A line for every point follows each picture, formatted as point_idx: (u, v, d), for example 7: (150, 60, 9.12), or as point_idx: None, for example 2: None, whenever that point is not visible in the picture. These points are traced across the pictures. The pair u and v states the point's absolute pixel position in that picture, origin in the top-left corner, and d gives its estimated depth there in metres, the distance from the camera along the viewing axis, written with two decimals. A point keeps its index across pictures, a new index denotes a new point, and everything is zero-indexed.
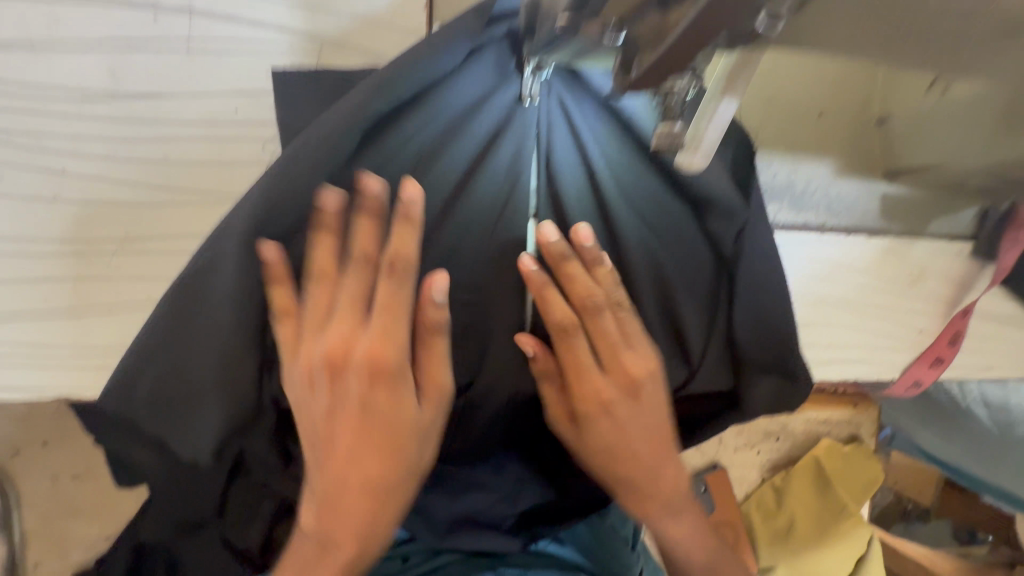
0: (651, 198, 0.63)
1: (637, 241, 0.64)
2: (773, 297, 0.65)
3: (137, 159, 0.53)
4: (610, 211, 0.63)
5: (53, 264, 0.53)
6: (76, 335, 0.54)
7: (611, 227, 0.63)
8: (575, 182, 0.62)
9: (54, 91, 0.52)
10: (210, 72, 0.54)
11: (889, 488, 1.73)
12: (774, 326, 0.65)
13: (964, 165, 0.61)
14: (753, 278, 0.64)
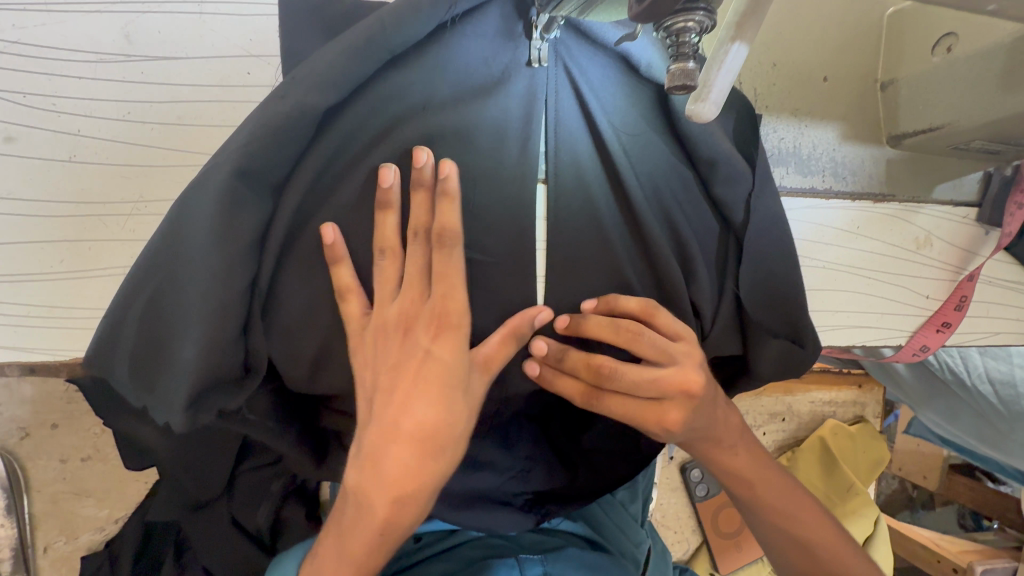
0: (660, 163, 0.63)
1: (648, 206, 0.63)
2: (780, 262, 0.65)
3: (151, 122, 0.54)
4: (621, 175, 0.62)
5: (69, 227, 0.54)
6: (95, 297, 0.55)
7: (622, 192, 0.63)
8: (584, 146, 0.62)
9: (67, 53, 0.52)
10: (222, 35, 0.55)
11: (895, 474, 1.72)
12: (781, 291, 0.66)
13: (963, 125, 0.62)
14: (760, 248, 0.64)
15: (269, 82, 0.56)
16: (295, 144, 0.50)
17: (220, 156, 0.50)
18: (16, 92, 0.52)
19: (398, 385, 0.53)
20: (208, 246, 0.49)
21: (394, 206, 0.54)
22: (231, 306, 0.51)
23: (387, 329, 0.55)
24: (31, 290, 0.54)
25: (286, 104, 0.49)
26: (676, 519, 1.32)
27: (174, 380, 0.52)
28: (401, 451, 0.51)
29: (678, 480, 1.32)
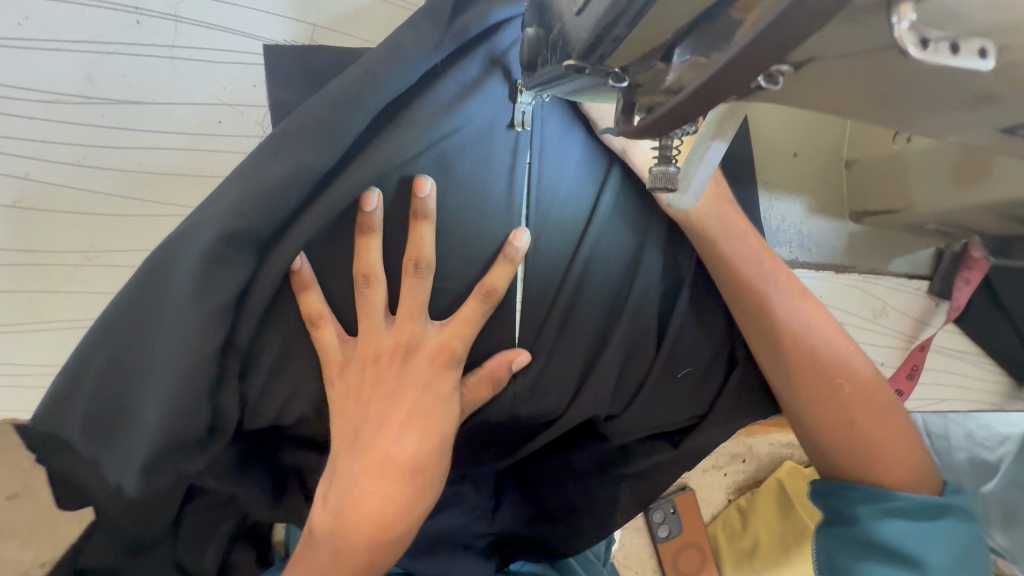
0: (637, 233, 0.64)
1: (618, 274, 0.63)
2: (764, 309, 0.63)
3: (111, 169, 0.51)
4: (598, 245, 0.62)
5: (9, 276, 0.50)
6: (36, 351, 0.51)
7: (598, 261, 0.62)
8: (564, 212, 0.60)
9: (21, 92, 0.49)
10: (192, 80, 0.52)
11: None
12: (764, 337, 0.64)
13: (930, 209, 0.62)
14: (741, 290, 0.63)
15: (242, 133, 0.54)
16: (275, 182, 0.47)
17: (211, 210, 0.47)
18: None
19: (388, 420, 0.56)
20: (186, 301, 0.47)
21: (378, 234, 0.52)
22: (207, 363, 0.48)
23: (378, 357, 0.56)
24: None
25: (277, 156, 0.48)
26: (637, 558, 1.33)
27: (136, 438, 0.49)
28: (383, 471, 0.54)
29: (641, 520, 1.34)
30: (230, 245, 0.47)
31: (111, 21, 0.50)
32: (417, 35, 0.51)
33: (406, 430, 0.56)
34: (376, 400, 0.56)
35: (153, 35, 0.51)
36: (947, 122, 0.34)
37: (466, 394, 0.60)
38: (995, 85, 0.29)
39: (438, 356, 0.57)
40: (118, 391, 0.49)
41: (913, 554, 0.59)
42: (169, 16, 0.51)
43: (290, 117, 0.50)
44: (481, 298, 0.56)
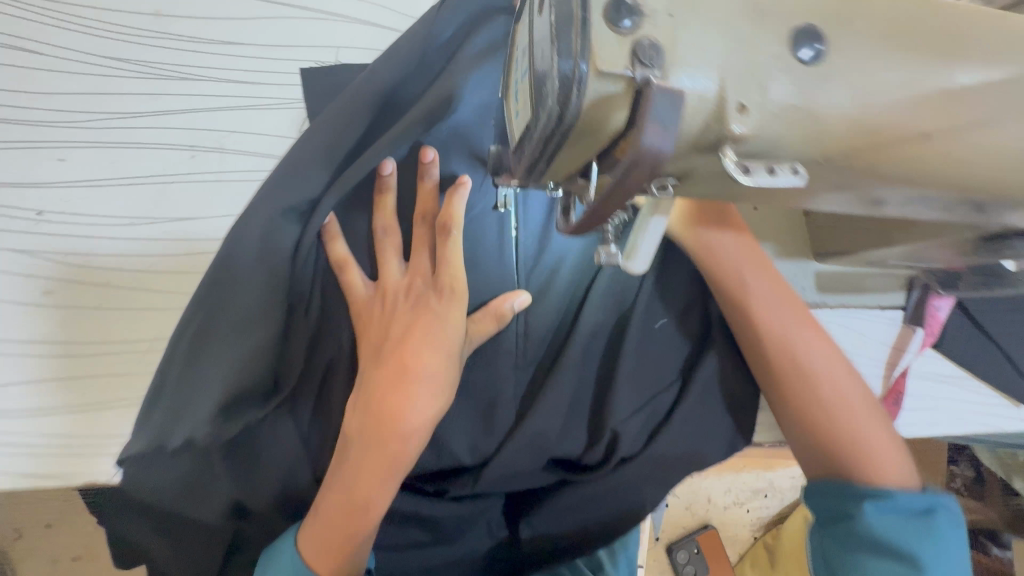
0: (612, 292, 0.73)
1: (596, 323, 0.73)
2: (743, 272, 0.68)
3: (168, 271, 0.63)
4: (579, 309, 0.72)
5: (88, 365, 0.61)
6: (106, 428, 0.61)
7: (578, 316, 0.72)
8: (545, 274, 0.72)
9: (103, 219, 0.62)
10: (234, 195, 0.65)
11: None
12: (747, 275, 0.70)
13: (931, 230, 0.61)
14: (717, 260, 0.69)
15: None
16: (311, 166, 0.60)
17: (266, 194, 0.60)
18: (58, 254, 0.61)
19: (399, 360, 0.61)
20: (252, 263, 0.58)
21: (392, 192, 0.65)
22: (268, 308, 0.58)
23: (396, 295, 0.65)
24: (49, 425, 0.60)
25: (308, 167, 0.60)
26: None
27: (212, 383, 0.58)
28: (393, 406, 0.59)
29: (666, 561, 1.33)
30: (284, 216, 0.59)
31: (171, 156, 0.64)
32: (411, 49, 0.64)
33: (422, 345, 0.61)
34: (395, 324, 0.63)
35: (204, 164, 0.65)
36: (821, 199, 0.41)
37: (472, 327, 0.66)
38: (840, 176, 0.37)
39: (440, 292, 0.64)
40: (200, 346, 0.59)
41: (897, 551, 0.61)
42: (216, 147, 0.65)
43: (325, 109, 0.64)
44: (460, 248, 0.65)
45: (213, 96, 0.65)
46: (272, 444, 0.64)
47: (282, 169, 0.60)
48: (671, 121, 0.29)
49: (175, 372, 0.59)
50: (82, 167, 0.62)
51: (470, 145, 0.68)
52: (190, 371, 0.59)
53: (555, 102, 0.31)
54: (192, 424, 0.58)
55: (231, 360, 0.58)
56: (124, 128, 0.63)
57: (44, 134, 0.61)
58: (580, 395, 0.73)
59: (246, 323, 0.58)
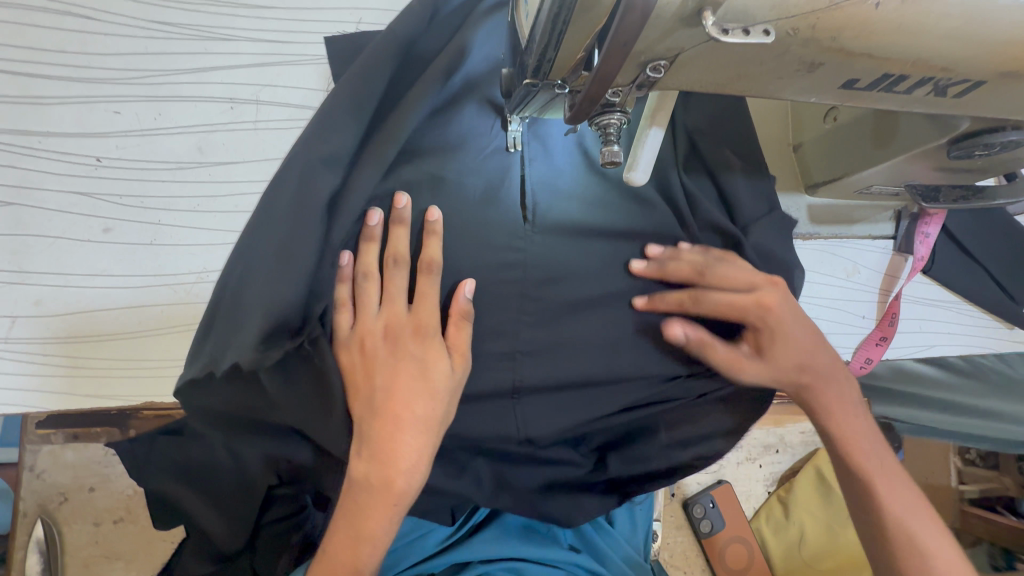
0: (624, 227, 0.75)
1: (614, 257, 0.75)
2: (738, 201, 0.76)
3: (215, 211, 0.70)
4: (597, 244, 0.74)
5: (143, 295, 0.67)
6: (163, 352, 0.67)
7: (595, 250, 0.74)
8: (567, 211, 0.74)
9: (156, 165, 0.69)
10: (271, 142, 0.72)
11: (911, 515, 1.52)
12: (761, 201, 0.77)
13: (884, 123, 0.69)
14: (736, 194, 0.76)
15: None
16: (339, 116, 0.65)
17: (305, 141, 0.64)
18: (116, 196, 0.67)
19: (396, 420, 0.63)
20: (289, 205, 0.62)
21: (404, 224, 0.66)
22: (301, 240, 0.62)
23: (397, 327, 0.66)
24: (114, 348, 0.66)
25: (339, 123, 0.64)
26: (684, 560, 1.33)
27: (250, 314, 0.62)
28: (391, 442, 0.62)
29: (683, 518, 1.35)
30: (318, 161, 0.63)
31: (213, 108, 0.71)
32: (423, 8, 0.71)
33: (420, 397, 0.64)
34: (391, 390, 0.64)
35: (242, 115, 0.71)
36: (794, 83, 0.47)
37: (452, 345, 0.67)
38: (805, 52, 0.44)
39: (421, 324, 0.66)
40: (245, 280, 0.64)
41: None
42: (252, 100, 0.72)
43: (348, 67, 0.69)
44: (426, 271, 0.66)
45: (248, 54, 0.72)
46: (303, 392, 0.65)
47: (317, 117, 0.65)
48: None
49: (223, 315, 0.64)
50: (135, 119, 0.69)
51: (482, 93, 0.73)
52: (236, 303, 0.64)
53: None
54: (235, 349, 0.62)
55: (266, 291, 0.61)
56: (171, 84, 0.70)
57: (100, 89, 0.68)
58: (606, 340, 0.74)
59: (280, 257, 0.62)
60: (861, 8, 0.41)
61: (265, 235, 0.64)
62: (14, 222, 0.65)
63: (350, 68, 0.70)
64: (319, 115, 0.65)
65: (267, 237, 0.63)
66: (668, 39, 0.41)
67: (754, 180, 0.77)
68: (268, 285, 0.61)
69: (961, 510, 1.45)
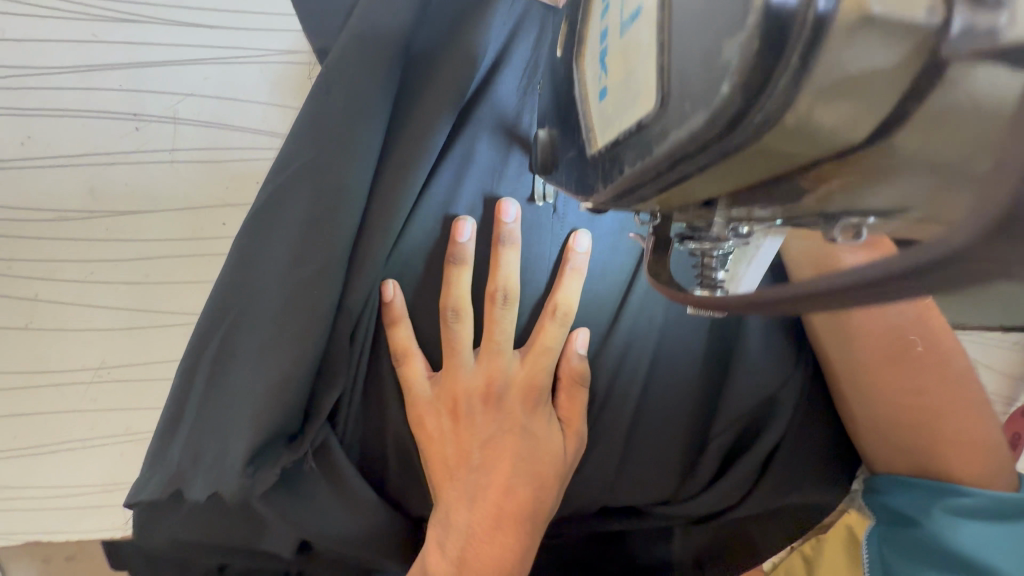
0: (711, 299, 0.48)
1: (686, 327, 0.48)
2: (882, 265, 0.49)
3: (116, 282, 0.49)
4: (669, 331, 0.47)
5: (19, 400, 0.49)
6: (55, 473, 0.50)
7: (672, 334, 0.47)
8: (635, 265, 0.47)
9: (30, 216, 0.48)
10: (196, 182, 0.50)
11: None
12: None
13: None
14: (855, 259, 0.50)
15: None
16: (325, 96, 0.41)
17: (292, 140, 0.41)
18: None
19: (506, 515, 0.43)
20: (278, 247, 0.40)
21: (470, 265, 0.42)
22: (294, 298, 0.39)
23: (467, 402, 0.46)
24: None
25: (337, 109, 0.40)
26: None
27: (226, 412, 0.40)
28: (503, 540, 0.43)
29: None
30: (308, 172, 0.40)
31: (109, 129, 0.49)
32: None
33: (520, 476, 0.44)
34: (494, 478, 0.44)
35: (153, 140, 0.49)
36: None
37: (567, 420, 0.47)
38: None
39: (530, 395, 0.46)
40: (218, 360, 0.41)
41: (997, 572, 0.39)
42: (167, 118, 0.49)
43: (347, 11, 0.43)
44: (499, 305, 0.43)
45: (160, 48, 0.49)
46: (308, 515, 0.44)
47: (309, 105, 0.41)
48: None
49: (194, 415, 0.42)
50: None
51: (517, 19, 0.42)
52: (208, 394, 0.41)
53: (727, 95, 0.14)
54: (216, 472, 0.40)
55: (243, 383, 0.40)
56: (45, 89, 0.47)
57: None
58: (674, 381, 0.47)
59: (273, 327, 0.39)
60: None
61: (237, 292, 0.41)
62: None
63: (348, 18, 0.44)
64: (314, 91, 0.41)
65: (250, 293, 0.40)
66: None
67: None
68: (255, 378, 0.39)
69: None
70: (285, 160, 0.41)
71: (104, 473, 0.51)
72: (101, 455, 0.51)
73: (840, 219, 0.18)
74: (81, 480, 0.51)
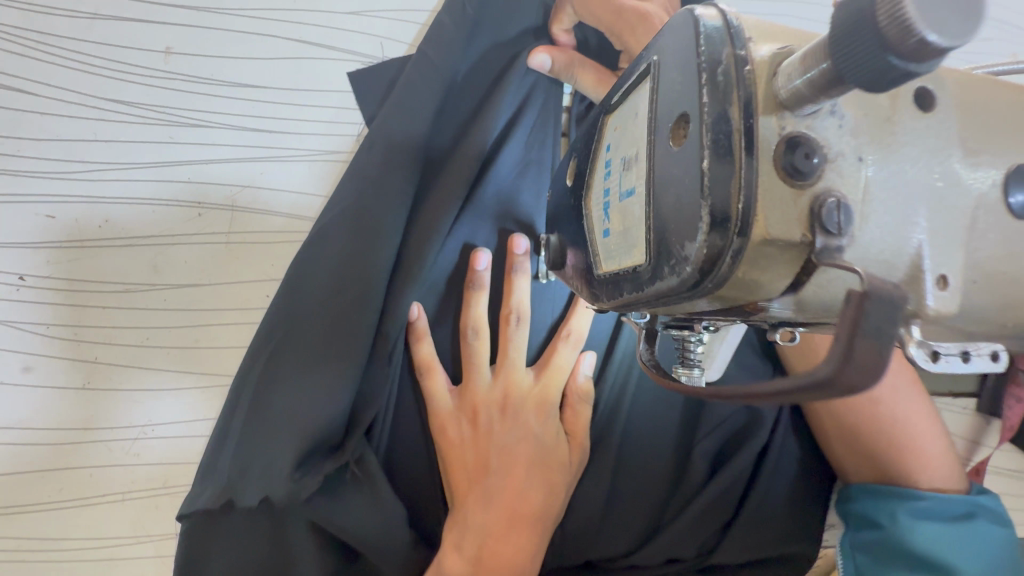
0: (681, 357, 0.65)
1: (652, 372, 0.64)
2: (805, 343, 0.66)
3: (168, 346, 0.55)
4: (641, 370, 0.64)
5: (67, 454, 0.53)
6: (84, 528, 0.53)
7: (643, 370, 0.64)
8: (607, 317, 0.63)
9: (97, 287, 0.54)
10: (249, 260, 0.58)
11: None
12: None
13: None
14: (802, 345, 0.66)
15: None
16: (374, 176, 0.55)
17: (336, 206, 0.56)
18: (43, 324, 0.53)
19: (518, 509, 0.54)
20: (328, 287, 0.54)
21: (485, 290, 0.57)
22: (341, 325, 0.53)
23: (485, 410, 0.58)
24: (20, 524, 0.52)
25: (379, 187, 0.55)
26: None
27: (277, 424, 0.51)
28: (515, 529, 0.53)
29: None
30: (356, 232, 0.54)
31: (177, 214, 0.57)
32: (444, 34, 0.56)
33: (530, 477, 0.56)
34: (508, 480, 0.55)
35: (213, 223, 0.57)
36: None
37: (570, 431, 0.60)
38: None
39: (540, 407, 0.59)
40: (269, 380, 0.53)
41: (961, 570, 0.44)
42: (227, 206, 0.58)
43: (382, 107, 0.58)
44: (512, 324, 0.58)
45: (227, 146, 0.58)
46: (344, 524, 0.51)
47: (358, 179, 0.55)
48: (889, 334, 0.18)
49: (242, 431, 0.52)
50: (75, 226, 0.54)
51: (514, 109, 0.58)
52: (258, 407, 0.53)
53: (689, 267, 0.22)
54: (266, 474, 0.50)
55: (294, 394, 0.52)
56: (126, 180, 0.56)
57: (36, 186, 0.54)
58: (653, 405, 0.64)
59: (322, 349, 0.53)
60: None
61: (292, 324, 0.54)
62: None
63: (382, 107, 0.58)
64: (361, 166, 0.56)
65: (304, 326, 0.53)
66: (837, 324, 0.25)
67: None
68: (308, 395, 0.51)
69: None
70: (329, 221, 0.56)
71: (131, 527, 0.54)
72: (132, 509, 0.54)
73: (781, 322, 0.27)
74: (110, 535, 0.53)
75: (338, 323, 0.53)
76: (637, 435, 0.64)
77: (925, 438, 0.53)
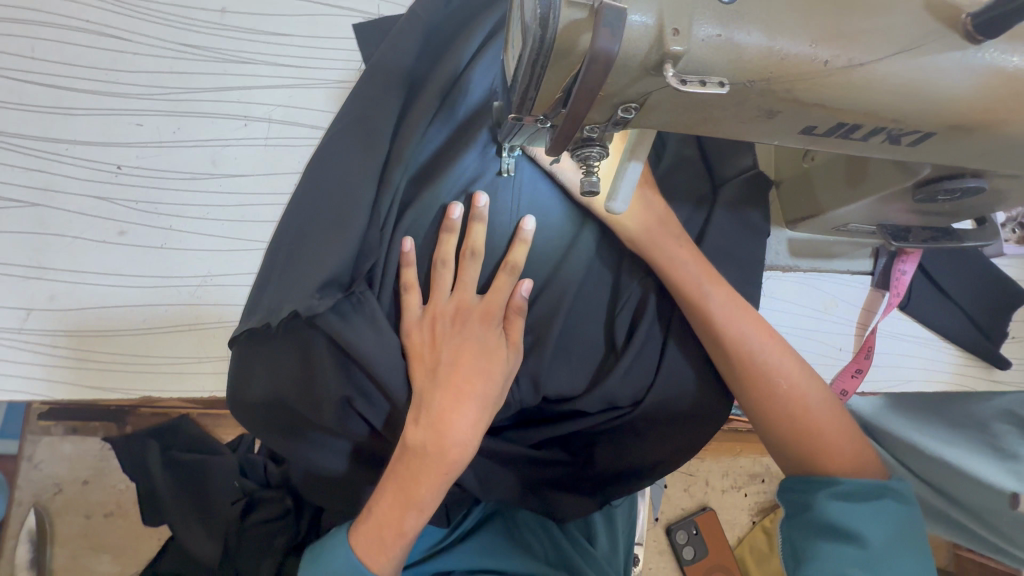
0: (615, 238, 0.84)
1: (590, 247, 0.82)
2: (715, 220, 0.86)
3: (223, 219, 0.74)
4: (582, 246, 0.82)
5: (152, 293, 0.72)
6: (163, 349, 0.71)
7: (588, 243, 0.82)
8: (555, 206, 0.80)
9: (171, 175, 0.74)
10: (281, 158, 0.77)
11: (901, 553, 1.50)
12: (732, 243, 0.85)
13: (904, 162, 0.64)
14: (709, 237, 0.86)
15: None
16: (373, 93, 0.74)
17: (347, 116, 0.74)
18: (133, 201, 0.73)
19: (463, 396, 0.71)
20: (340, 171, 0.72)
21: (454, 231, 0.72)
22: (349, 196, 0.70)
23: (442, 318, 0.73)
24: (117, 344, 0.71)
25: (377, 100, 0.73)
26: None
27: (304, 265, 0.69)
28: (462, 414, 0.70)
29: (666, 542, 1.37)
30: (360, 130, 0.73)
31: (229, 124, 0.76)
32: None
33: (474, 376, 0.72)
34: (457, 379, 0.71)
35: (255, 131, 0.77)
36: (751, 129, 0.51)
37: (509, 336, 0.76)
38: (763, 99, 0.47)
39: (485, 318, 0.74)
40: (297, 236, 0.71)
41: (861, 535, 0.67)
42: (265, 119, 0.77)
43: (381, 47, 0.77)
44: (469, 258, 0.73)
45: (265, 77, 0.78)
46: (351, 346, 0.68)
47: (362, 96, 0.74)
48: (617, 24, 0.40)
49: (279, 272, 0.70)
50: (157, 131, 0.74)
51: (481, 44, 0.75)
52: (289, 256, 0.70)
53: (537, 27, 0.41)
54: (295, 297, 0.67)
55: (316, 242, 0.70)
56: (193, 99, 0.76)
57: (127, 103, 0.74)
58: (587, 277, 0.83)
59: (336, 212, 0.70)
60: (809, 63, 0.45)
61: (314, 197, 0.72)
62: (38, 222, 0.71)
63: (380, 48, 0.77)
64: (364, 88, 0.74)
65: (323, 198, 0.71)
66: (637, 85, 0.45)
67: (736, 213, 0.85)
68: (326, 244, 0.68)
69: (956, 559, 1.41)
70: (342, 126, 0.74)
71: (198, 349, 0.72)
72: (199, 336, 0.72)
73: (609, 97, 0.46)
74: (183, 354, 0.72)
75: (348, 194, 0.70)
76: (567, 324, 0.82)
77: (832, 435, 0.74)
